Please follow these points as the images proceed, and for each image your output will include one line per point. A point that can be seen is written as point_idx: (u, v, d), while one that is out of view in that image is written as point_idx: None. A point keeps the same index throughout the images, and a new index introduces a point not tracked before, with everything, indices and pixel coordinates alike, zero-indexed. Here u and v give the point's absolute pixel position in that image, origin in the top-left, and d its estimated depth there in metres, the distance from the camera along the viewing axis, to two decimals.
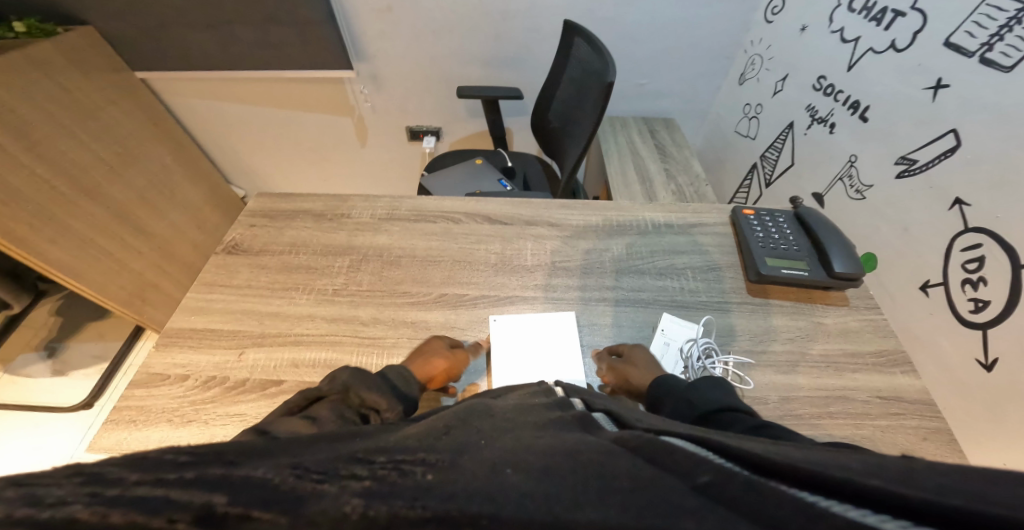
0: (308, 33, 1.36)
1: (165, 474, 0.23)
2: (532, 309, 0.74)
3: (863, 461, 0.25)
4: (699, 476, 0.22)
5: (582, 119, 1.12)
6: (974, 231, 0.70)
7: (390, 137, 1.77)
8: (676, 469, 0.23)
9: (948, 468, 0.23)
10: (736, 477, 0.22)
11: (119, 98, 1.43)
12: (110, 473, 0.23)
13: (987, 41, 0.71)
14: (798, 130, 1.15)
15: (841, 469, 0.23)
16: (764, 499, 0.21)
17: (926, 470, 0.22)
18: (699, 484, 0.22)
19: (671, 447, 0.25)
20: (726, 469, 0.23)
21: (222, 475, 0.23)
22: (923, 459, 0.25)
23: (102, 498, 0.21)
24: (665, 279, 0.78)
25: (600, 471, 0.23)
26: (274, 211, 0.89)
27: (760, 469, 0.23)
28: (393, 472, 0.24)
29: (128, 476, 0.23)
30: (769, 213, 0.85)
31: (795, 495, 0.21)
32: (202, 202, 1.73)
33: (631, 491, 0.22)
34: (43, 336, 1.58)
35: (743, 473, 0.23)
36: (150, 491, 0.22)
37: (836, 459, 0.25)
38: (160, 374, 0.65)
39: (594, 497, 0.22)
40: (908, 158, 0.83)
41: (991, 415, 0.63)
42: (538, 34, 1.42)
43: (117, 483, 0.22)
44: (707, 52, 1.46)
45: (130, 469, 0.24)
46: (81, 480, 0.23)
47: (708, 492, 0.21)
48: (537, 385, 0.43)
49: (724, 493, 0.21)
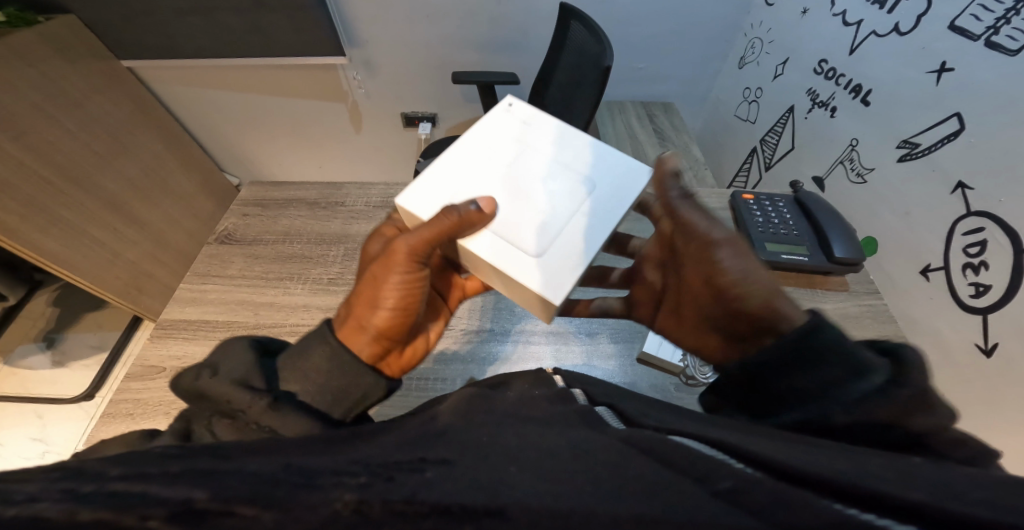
0: (299, 19, 1.32)
1: (147, 469, 0.23)
2: (554, 186, 0.52)
3: (882, 467, 0.24)
4: (718, 482, 0.21)
5: (579, 103, 1.10)
6: (976, 215, 0.69)
7: (386, 123, 1.75)
8: (692, 471, 0.22)
9: (977, 482, 0.22)
10: (758, 480, 0.21)
11: (105, 86, 1.39)
12: (92, 468, 0.23)
13: (993, 25, 0.69)
14: (798, 114, 1.14)
15: (858, 474, 0.22)
16: (784, 505, 0.20)
17: (943, 481, 0.22)
18: (720, 490, 0.21)
19: (687, 450, 0.24)
20: (748, 474, 0.22)
21: (207, 471, 0.23)
22: (942, 469, 0.24)
23: (77, 494, 0.20)
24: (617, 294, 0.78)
25: (612, 470, 0.23)
26: (268, 200, 0.87)
27: (779, 473, 0.22)
28: (395, 470, 0.23)
29: (110, 471, 0.23)
30: (769, 198, 0.83)
31: (826, 505, 0.20)
32: (194, 190, 1.69)
33: (644, 495, 0.21)
34: (41, 326, 1.56)
35: (761, 477, 0.22)
36: (128, 487, 0.21)
37: (849, 463, 0.24)
38: (155, 367, 0.64)
39: (606, 499, 0.21)
40: (910, 142, 0.82)
41: (990, 398, 0.64)
42: (534, 16, 1.39)
43: (95, 480, 0.22)
44: (706, 34, 1.44)
45: (113, 464, 0.23)
46: (59, 476, 0.22)
47: (728, 498, 0.21)
48: (537, 374, 0.42)
49: (744, 497, 0.20)
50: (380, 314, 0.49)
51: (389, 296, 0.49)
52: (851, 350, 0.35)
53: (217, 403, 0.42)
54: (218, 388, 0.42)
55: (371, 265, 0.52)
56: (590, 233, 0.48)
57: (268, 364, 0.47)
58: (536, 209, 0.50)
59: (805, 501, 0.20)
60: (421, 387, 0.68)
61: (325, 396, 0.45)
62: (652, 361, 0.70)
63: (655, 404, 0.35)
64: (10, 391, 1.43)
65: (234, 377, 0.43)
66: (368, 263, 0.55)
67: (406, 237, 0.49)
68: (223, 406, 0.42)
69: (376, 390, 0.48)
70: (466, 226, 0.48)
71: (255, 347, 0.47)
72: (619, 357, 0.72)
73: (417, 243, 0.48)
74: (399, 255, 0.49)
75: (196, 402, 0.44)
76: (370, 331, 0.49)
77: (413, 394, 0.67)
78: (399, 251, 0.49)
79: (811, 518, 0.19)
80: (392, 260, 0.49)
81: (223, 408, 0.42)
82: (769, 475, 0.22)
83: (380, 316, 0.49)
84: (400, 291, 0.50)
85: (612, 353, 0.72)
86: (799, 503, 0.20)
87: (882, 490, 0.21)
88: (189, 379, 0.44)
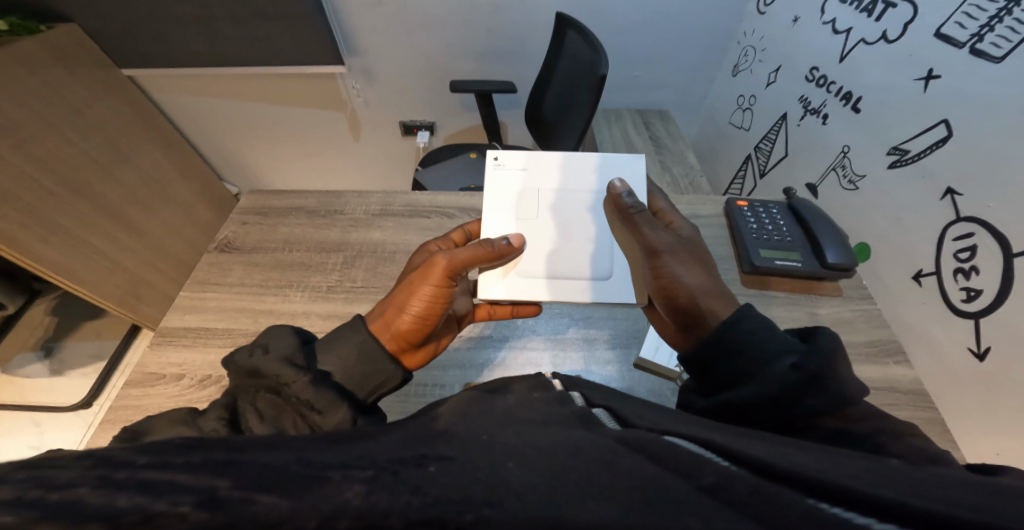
0: (297, 28, 1.34)
1: (171, 459, 0.24)
2: (570, 210, 0.62)
3: (868, 467, 0.24)
4: (704, 477, 0.22)
5: (576, 111, 1.12)
6: (966, 220, 0.70)
7: (385, 131, 1.76)
8: (681, 468, 0.23)
9: (958, 482, 0.22)
10: (741, 477, 0.22)
11: (106, 96, 1.41)
12: (119, 457, 0.24)
13: (978, 32, 0.71)
14: (791, 121, 1.16)
15: (844, 475, 0.23)
16: (768, 501, 0.21)
17: (926, 481, 0.23)
18: (705, 485, 0.22)
19: (678, 448, 0.25)
20: (732, 472, 0.22)
21: (229, 462, 0.24)
22: (926, 470, 0.24)
23: (110, 482, 0.22)
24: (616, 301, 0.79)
25: (607, 466, 0.23)
26: (268, 208, 0.88)
27: (766, 473, 0.23)
28: (400, 465, 0.24)
29: (137, 459, 0.24)
30: (763, 205, 0.84)
31: (805, 503, 0.21)
32: (193, 199, 1.70)
33: (635, 488, 0.22)
34: (40, 335, 1.56)
35: (748, 475, 0.22)
36: (156, 475, 0.22)
37: (837, 463, 0.25)
38: (155, 374, 0.64)
39: (598, 493, 0.22)
40: (900, 149, 0.83)
41: (984, 401, 0.65)
42: (531, 26, 1.41)
43: (125, 468, 0.23)
44: (700, 43, 1.46)
45: (140, 453, 0.25)
46: (92, 463, 0.23)
47: (713, 493, 0.21)
48: (534, 377, 0.43)
49: (729, 495, 0.21)
50: (404, 317, 0.52)
51: (415, 304, 0.51)
52: (776, 341, 0.43)
53: (265, 380, 0.43)
54: (267, 362, 0.44)
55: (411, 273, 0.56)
56: (594, 257, 0.60)
57: (309, 346, 0.48)
58: (551, 231, 0.61)
59: (786, 500, 0.21)
60: (420, 392, 0.68)
61: (353, 378, 0.46)
62: (649, 366, 0.71)
63: (650, 406, 0.36)
64: (8, 399, 1.43)
65: (283, 354, 0.45)
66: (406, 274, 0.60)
67: (447, 253, 0.53)
68: (270, 382, 0.43)
69: (394, 379, 0.48)
70: (490, 253, 0.55)
71: (298, 333, 0.48)
72: (617, 363, 0.72)
73: (456, 261, 0.53)
74: (436, 269, 0.52)
75: (239, 378, 0.45)
76: (389, 332, 0.51)
77: (412, 400, 0.67)
78: (435, 265, 0.52)
79: (794, 514, 0.20)
80: (426, 271, 0.53)
81: (270, 384, 0.43)
82: (757, 473, 0.23)
83: (403, 318, 0.51)
84: (426, 301, 0.52)
85: (610, 359, 0.73)
86: (782, 502, 0.21)
87: (861, 489, 0.21)
88: (239, 358, 0.45)
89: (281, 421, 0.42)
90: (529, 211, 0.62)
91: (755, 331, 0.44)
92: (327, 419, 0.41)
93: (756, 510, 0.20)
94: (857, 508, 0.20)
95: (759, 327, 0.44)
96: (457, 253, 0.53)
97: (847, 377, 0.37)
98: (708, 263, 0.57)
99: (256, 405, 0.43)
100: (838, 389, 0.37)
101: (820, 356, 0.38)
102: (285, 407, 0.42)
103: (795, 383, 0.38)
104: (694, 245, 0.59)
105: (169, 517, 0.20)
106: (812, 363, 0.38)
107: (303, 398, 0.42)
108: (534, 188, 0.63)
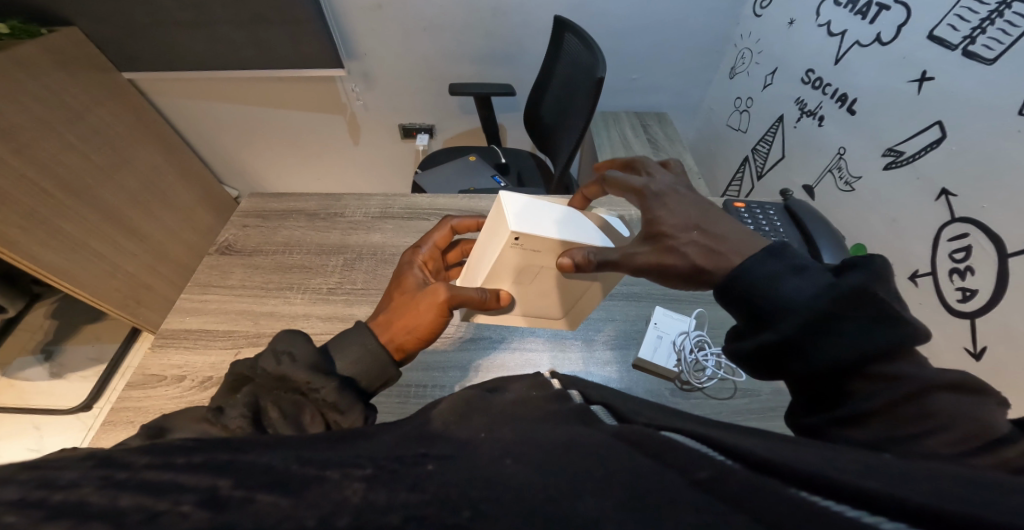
0: (297, 32, 1.35)
1: (173, 459, 0.24)
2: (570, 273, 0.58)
3: (859, 460, 0.25)
4: (698, 472, 0.23)
5: (574, 114, 1.13)
6: (960, 221, 0.71)
7: (384, 134, 1.77)
8: (677, 463, 0.24)
9: (946, 475, 0.23)
10: (735, 472, 0.23)
11: (106, 99, 1.41)
12: (120, 457, 0.25)
13: (971, 34, 0.72)
14: (788, 123, 1.17)
15: (837, 469, 0.23)
16: (762, 494, 0.21)
17: (915, 474, 0.23)
18: (699, 479, 0.22)
19: (674, 443, 0.25)
20: (727, 466, 0.23)
21: (230, 462, 0.24)
22: (916, 463, 0.25)
23: (112, 481, 0.22)
24: (611, 303, 0.81)
25: (603, 462, 0.24)
26: (268, 211, 0.89)
27: (758, 466, 0.23)
28: (399, 463, 0.25)
29: (138, 459, 0.24)
30: (759, 206, 0.85)
31: (797, 497, 0.21)
32: (194, 202, 1.71)
33: (631, 483, 0.22)
34: (40, 338, 1.56)
35: (742, 470, 0.23)
36: (159, 476, 0.23)
37: (829, 457, 0.25)
38: (156, 376, 0.65)
39: (594, 488, 0.22)
40: (895, 150, 0.84)
41: None
42: (529, 30, 1.42)
43: (127, 468, 0.23)
44: (697, 45, 1.47)
45: (142, 453, 0.25)
46: (94, 463, 0.24)
47: (707, 487, 0.22)
48: (534, 376, 0.43)
49: (724, 489, 0.22)
50: (406, 337, 0.51)
51: (418, 326, 0.51)
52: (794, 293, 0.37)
53: (290, 386, 0.43)
54: (294, 370, 0.42)
55: (410, 297, 0.53)
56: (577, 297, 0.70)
57: (324, 348, 0.47)
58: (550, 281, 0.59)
59: (779, 494, 0.21)
60: (419, 393, 0.68)
61: (367, 374, 0.47)
62: (647, 367, 0.71)
63: (648, 403, 0.36)
64: (7, 402, 1.42)
65: (310, 360, 0.44)
66: (395, 292, 0.57)
67: (448, 286, 0.51)
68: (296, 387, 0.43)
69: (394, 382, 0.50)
70: (483, 300, 0.54)
71: (315, 339, 0.47)
72: (617, 364, 0.73)
73: (457, 295, 0.52)
74: (436, 301, 0.51)
75: (258, 374, 0.44)
76: (394, 352, 0.51)
77: (411, 400, 0.68)
78: (436, 296, 0.51)
79: (786, 507, 0.20)
80: (427, 297, 0.51)
81: (296, 390, 0.43)
82: (750, 468, 0.23)
83: (407, 338, 0.51)
84: (421, 331, 0.51)
85: (610, 359, 0.73)
86: (773, 493, 0.21)
87: (851, 481, 0.22)
88: (263, 362, 0.43)
89: (301, 419, 0.42)
90: (527, 275, 0.57)
91: (767, 281, 0.38)
92: (347, 418, 0.43)
93: (749, 501, 0.21)
94: (851, 501, 0.21)
95: (777, 272, 0.38)
96: (455, 290, 0.52)
97: (876, 334, 0.33)
98: (704, 229, 0.44)
99: (278, 402, 0.43)
100: (854, 349, 0.33)
101: (833, 315, 0.34)
102: (306, 405, 0.43)
103: (800, 344, 0.35)
104: (676, 214, 0.45)
105: (172, 516, 0.20)
106: (829, 318, 0.34)
107: (331, 403, 0.43)
108: (535, 264, 0.55)
